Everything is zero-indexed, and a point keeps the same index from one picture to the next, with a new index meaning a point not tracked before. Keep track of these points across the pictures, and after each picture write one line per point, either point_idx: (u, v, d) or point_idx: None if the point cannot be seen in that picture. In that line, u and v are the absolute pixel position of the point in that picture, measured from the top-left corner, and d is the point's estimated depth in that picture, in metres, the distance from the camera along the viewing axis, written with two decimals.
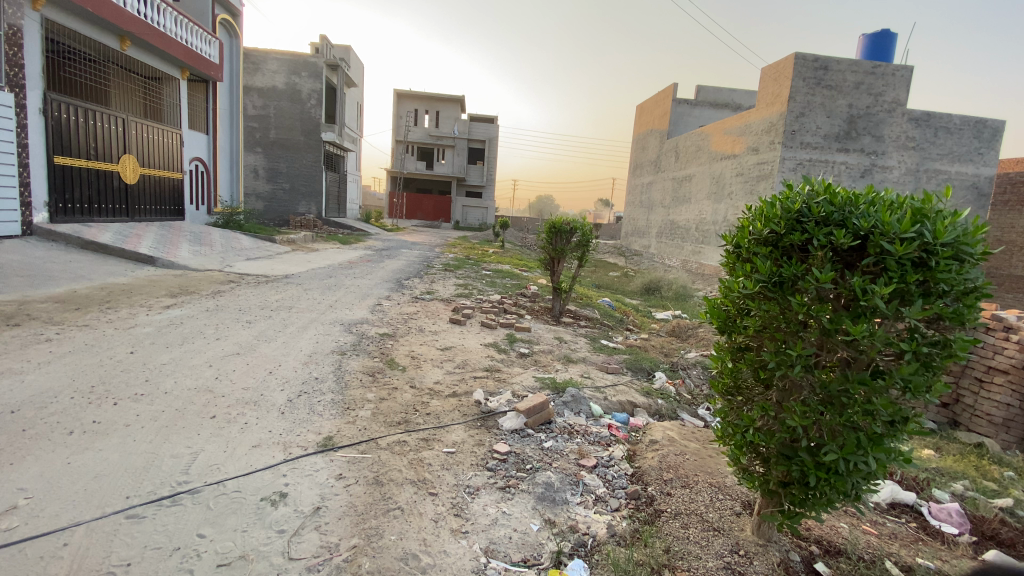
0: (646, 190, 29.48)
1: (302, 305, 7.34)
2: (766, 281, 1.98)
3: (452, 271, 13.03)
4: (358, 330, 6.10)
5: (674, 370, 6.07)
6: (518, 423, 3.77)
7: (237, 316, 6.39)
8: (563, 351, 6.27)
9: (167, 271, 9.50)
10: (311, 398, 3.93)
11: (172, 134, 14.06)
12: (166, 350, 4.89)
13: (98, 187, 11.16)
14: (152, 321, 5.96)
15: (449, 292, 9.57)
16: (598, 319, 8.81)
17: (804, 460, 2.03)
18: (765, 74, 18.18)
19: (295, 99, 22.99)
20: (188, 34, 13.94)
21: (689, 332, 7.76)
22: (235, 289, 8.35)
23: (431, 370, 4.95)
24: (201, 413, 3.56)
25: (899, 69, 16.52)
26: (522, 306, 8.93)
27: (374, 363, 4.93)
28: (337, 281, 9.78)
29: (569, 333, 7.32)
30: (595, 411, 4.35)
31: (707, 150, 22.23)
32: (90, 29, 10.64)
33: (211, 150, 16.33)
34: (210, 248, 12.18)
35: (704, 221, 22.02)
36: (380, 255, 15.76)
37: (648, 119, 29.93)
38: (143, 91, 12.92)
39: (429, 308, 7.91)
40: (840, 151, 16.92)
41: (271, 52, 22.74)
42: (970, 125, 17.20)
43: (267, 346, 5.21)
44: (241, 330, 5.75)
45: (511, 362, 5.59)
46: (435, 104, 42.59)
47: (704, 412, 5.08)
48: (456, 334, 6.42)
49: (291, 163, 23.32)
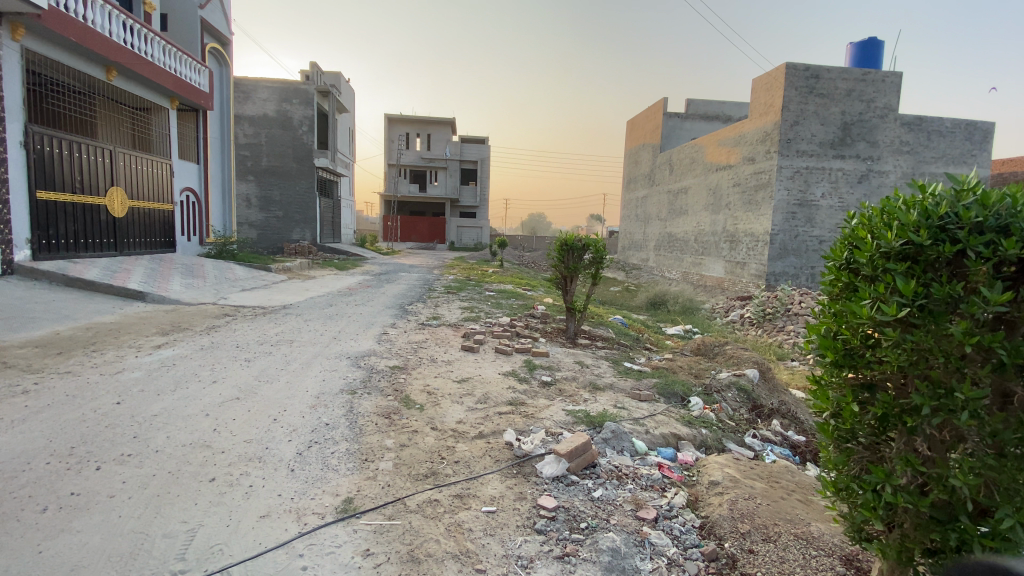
0: (642, 204, 29.37)
1: (303, 338, 6.87)
2: (910, 305, 1.62)
3: (454, 293, 12.62)
4: (366, 364, 5.64)
5: (709, 394, 5.64)
6: (560, 469, 3.32)
7: (234, 354, 5.90)
8: (588, 378, 5.82)
9: (157, 306, 9.02)
10: (324, 450, 3.47)
11: (161, 165, 13.69)
12: (159, 397, 4.42)
13: (83, 221, 10.71)
14: (141, 364, 5.46)
15: (456, 317, 9.13)
16: (614, 339, 8.39)
17: (966, 527, 1.64)
18: (756, 85, 18.19)
19: (286, 126, 22.80)
20: (176, 63, 13.72)
21: (715, 350, 7.36)
22: (231, 323, 7.88)
23: (452, 407, 4.49)
24: (197, 476, 3.10)
25: (887, 76, 16.63)
26: (534, 328, 8.49)
27: (390, 401, 4.47)
28: (337, 310, 9.31)
29: (589, 356, 6.89)
30: (639, 448, 3.91)
31: (701, 162, 22.14)
32: (72, 58, 10.34)
33: (203, 180, 15.97)
34: (203, 280, 11.70)
35: (703, 233, 21.81)
36: (380, 280, 15.33)
37: (639, 134, 30.00)
38: (131, 122, 12.60)
39: (437, 335, 7.46)
40: (835, 158, 16.85)
41: (261, 81, 22.60)
42: (962, 127, 17.21)
43: (269, 388, 4.73)
44: (239, 370, 5.28)
45: (535, 393, 5.13)
46: (426, 127, 42.70)
47: (752, 441, 4.71)
48: (472, 363, 5.96)
49: (284, 190, 23.00)
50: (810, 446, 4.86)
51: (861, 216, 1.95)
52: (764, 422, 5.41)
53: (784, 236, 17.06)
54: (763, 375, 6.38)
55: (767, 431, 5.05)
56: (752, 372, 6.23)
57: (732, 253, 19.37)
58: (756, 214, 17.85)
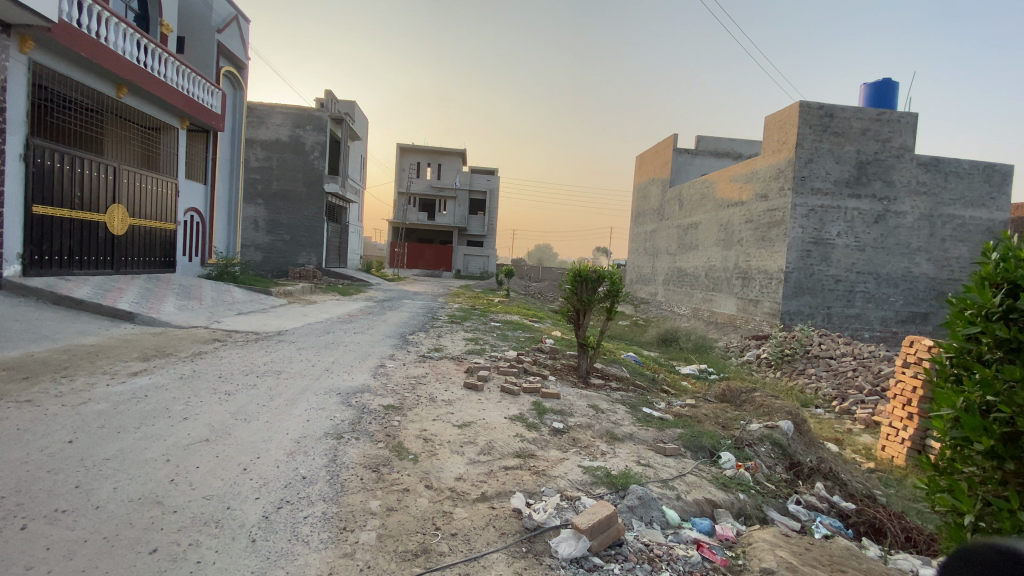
0: (651, 238, 29.00)
1: (294, 369, 6.32)
2: None
3: (458, 324, 12.06)
4: (357, 402, 5.05)
5: (740, 448, 5.05)
6: (579, 550, 2.74)
7: (215, 386, 5.34)
8: (604, 426, 5.20)
9: (146, 329, 8.56)
10: (295, 514, 2.88)
11: (168, 184, 13.52)
12: (117, 437, 3.86)
13: (80, 237, 10.40)
14: (110, 395, 4.90)
15: (460, 349, 8.55)
16: (629, 379, 7.79)
17: None
18: (769, 122, 18.00)
19: (298, 151, 22.86)
20: (190, 84, 13.72)
21: (742, 397, 6.74)
22: (219, 350, 7.37)
23: (452, 459, 3.90)
24: (137, 546, 2.52)
25: (903, 116, 16.37)
26: (542, 364, 7.89)
27: (380, 450, 3.88)
28: (334, 338, 8.77)
29: (603, 399, 6.27)
30: (671, 519, 3.34)
31: (713, 197, 21.84)
32: (83, 75, 10.26)
33: (209, 201, 15.79)
34: (199, 302, 11.28)
35: (714, 268, 21.30)
36: (383, 307, 14.89)
37: (649, 168, 29.92)
38: (140, 140, 12.50)
39: (439, 370, 6.89)
40: (851, 197, 16.45)
41: (276, 106, 22.81)
42: (979, 170, 16.79)
43: (244, 429, 4.16)
44: (216, 405, 4.72)
45: (546, 443, 4.54)
46: (437, 157, 42.96)
47: (797, 509, 4.06)
48: (475, 405, 5.36)
49: (292, 213, 22.87)
50: (863, 515, 4.17)
51: (983, 289, 2.33)
52: (805, 483, 4.75)
53: (799, 274, 16.53)
54: (798, 427, 5.76)
55: (811, 496, 4.38)
56: (786, 424, 5.63)
57: (744, 290, 18.81)
58: (770, 251, 17.37)
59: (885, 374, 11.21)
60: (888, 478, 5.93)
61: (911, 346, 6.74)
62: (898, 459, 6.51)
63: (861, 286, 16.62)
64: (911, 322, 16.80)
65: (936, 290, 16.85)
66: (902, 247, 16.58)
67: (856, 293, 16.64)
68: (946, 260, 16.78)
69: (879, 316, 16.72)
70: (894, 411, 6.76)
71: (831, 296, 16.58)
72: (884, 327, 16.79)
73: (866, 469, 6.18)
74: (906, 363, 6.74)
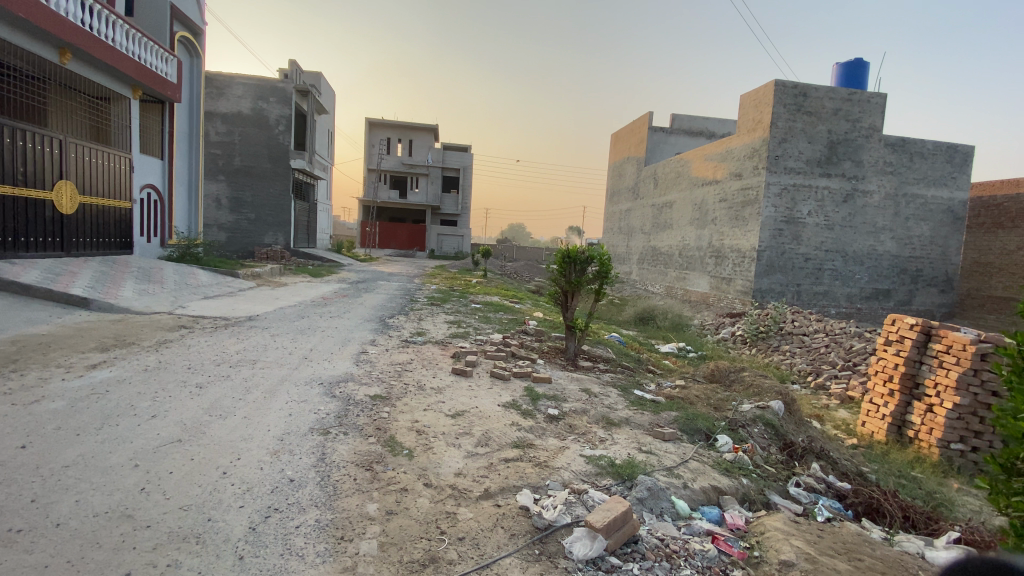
0: (626, 217, 29.01)
1: (270, 357, 5.96)
2: None
3: (438, 306, 11.76)
4: (342, 393, 4.76)
5: (735, 430, 5.02)
6: (595, 550, 2.60)
7: (184, 379, 4.94)
8: (599, 411, 5.08)
9: (103, 316, 7.97)
10: (286, 523, 2.64)
11: (120, 159, 12.54)
12: (77, 440, 3.48)
13: (25, 217, 9.58)
14: (66, 391, 4.47)
15: (443, 333, 8.29)
16: (616, 361, 7.70)
17: None
18: (745, 101, 18.01)
19: (261, 125, 21.67)
20: (142, 50, 12.66)
21: (731, 377, 6.74)
22: (186, 338, 6.91)
23: (449, 453, 3.69)
24: (107, 571, 2.24)
25: (872, 97, 16.61)
26: (529, 347, 7.72)
27: (372, 446, 3.63)
28: (309, 323, 8.37)
29: (594, 382, 6.15)
30: (680, 509, 3.26)
31: (687, 176, 21.88)
32: (20, 37, 9.19)
33: (166, 177, 14.80)
34: (161, 286, 10.62)
35: (688, 247, 21.48)
36: (357, 289, 14.40)
37: (624, 147, 29.76)
38: (88, 110, 11.50)
39: (424, 355, 6.63)
40: (822, 176, 16.68)
41: (236, 77, 21.50)
42: (943, 150, 17.20)
43: (220, 426, 3.84)
44: (187, 400, 4.36)
45: (543, 431, 4.39)
46: (407, 132, 41.62)
47: (797, 492, 4.04)
48: (466, 392, 5.15)
49: (257, 191, 21.81)
50: (860, 494, 4.21)
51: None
52: (799, 464, 4.76)
53: (771, 252, 16.78)
54: (788, 407, 5.78)
55: (809, 477, 4.38)
56: (777, 404, 5.64)
57: (717, 269, 19.05)
58: (743, 230, 17.56)
59: (857, 350, 11.52)
60: (871, 453, 6.04)
61: (893, 324, 6.83)
62: (878, 434, 6.64)
63: (829, 264, 17.02)
64: (875, 298, 17.37)
65: (899, 268, 17.41)
66: (868, 226, 17.01)
67: (824, 271, 17.04)
68: (909, 238, 17.32)
69: (845, 293, 17.22)
70: (875, 387, 6.88)
71: (801, 274, 16.95)
72: (849, 304, 17.33)
73: (849, 445, 6.27)
74: (888, 341, 6.87)
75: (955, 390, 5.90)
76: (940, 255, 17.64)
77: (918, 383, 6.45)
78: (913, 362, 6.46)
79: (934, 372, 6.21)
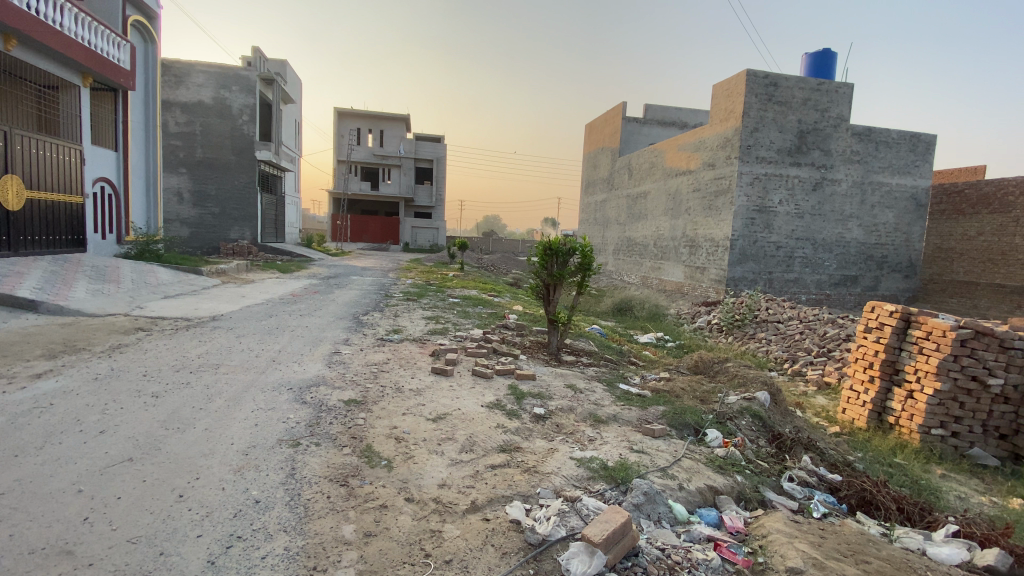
0: (601, 208, 28.97)
1: (235, 361, 5.57)
2: None
3: (414, 301, 11.40)
4: (313, 399, 4.43)
5: (723, 423, 4.92)
6: (595, 568, 2.40)
7: (140, 387, 4.54)
8: (586, 408, 4.89)
9: (51, 319, 7.38)
10: (250, 554, 2.37)
11: (71, 151, 11.72)
12: (12, 463, 3.09)
13: None
14: (4, 405, 4.03)
15: (420, 329, 7.98)
16: (599, 354, 7.55)
17: None
18: (717, 91, 18.06)
19: (223, 114, 20.68)
20: (93, 35, 11.84)
21: (716, 368, 6.66)
22: (143, 341, 6.42)
23: (431, 462, 3.44)
24: None
25: (840, 87, 16.86)
26: (510, 342, 7.49)
27: (348, 458, 3.35)
28: (278, 322, 7.94)
29: (579, 377, 5.97)
30: (678, 514, 3.11)
31: (661, 166, 21.92)
32: None
33: (122, 170, 13.94)
34: (116, 286, 9.97)
35: (663, 237, 21.56)
36: (328, 285, 13.89)
37: (598, 137, 29.66)
38: (36, 100, 10.72)
39: (401, 354, 6.33)
40: (792, 166, 16.90)
41: (195, 64, 20.43)
42: (907, 139, 17.59)
43: (178, 441, 3.49)
44: (141, 411, 3.97)
45: (530, 433, 4.18)
46: (378, 123, 40.57)
47: (791, 487, 3.94)
48: (448, 393, 4.90)
49: (220, 183, 20.86)
50: (852, 487, 4.16)
51: None
52: (789, 456, 4.69)
53: (744, 241, 16.95)
54: (774, 397, 5.72)
55: (801, 471, 4.30)
56: (763, 394, 5.57)
57: (692, 258, 19.16)
58: (716, 220, 17.67)
59: (831, 336, 11.70)
60: (855, 441, 6.07)
61: (872, 311, 6.87)
62: (859, 421, 6.68)
63: (799, 252, 17.30)
64: (843, 285, 17.76)
65: (866, 254, 17.83)
66: (836, 214, 17.35)
67: (795, 259, 17.33)
68: (875, 226, 17.75)
69: (815, 280, 17.56)
70: (855, 374, 6.92)
71: (773, 261, 17.18)
72: (819, 290, 17.69)
73: (833, 433, 6.28)
74: (867, 329, 6.90)
75: (935, 376, 5.98)
76: (904, 241, 18.14)
77: (898, 369, 6.50)
78: (892, 350, 6.50)
79: (914, 358, 6.27)
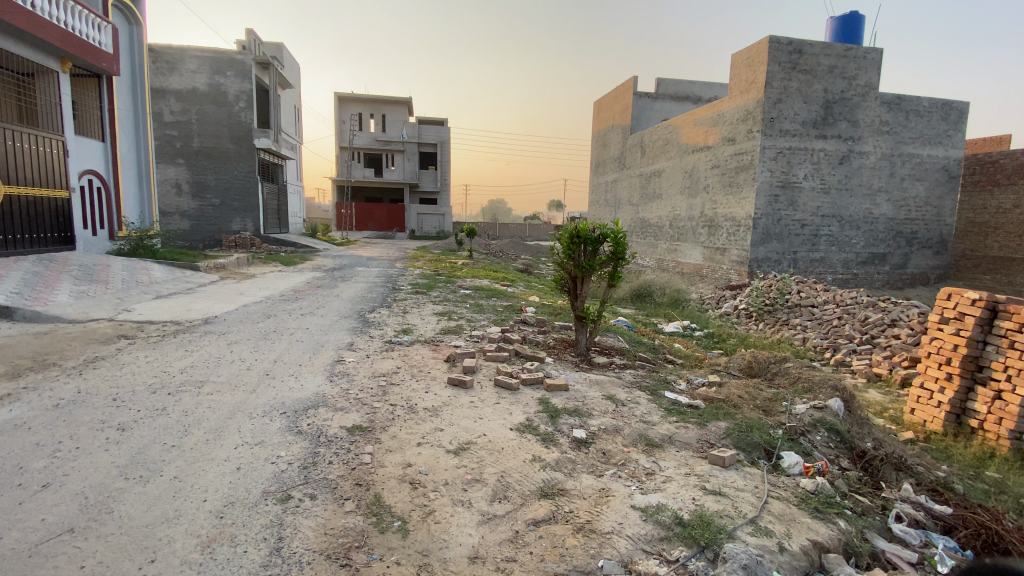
0: (612, 188, 27.87)
1: (223, 375, 4.85)
2: None
3: (423, 294, 10.64)
4: (310, 428, 3.68)
5: (796, 440, 4.13)
6: None
7: (104, 418, 3.80)
8: (635, 428, 4.10)
9: (27, 328, 6.69)
10: None
11: (53, 142, 10.97)
12: None
13: None
14: None
15: (432, 328, 7.21)
16: (631, 352, 6.75)
17: None
18: (737, 59, 16.85)
19: (216, 101, 19.79)
20: (69, 16, 10.97)
21: (772, 370, 5.87)
22: (122, 353, 5.70)
23: (456, 520, 2.69)
24: None
25: (869, 52, 15.62)
26: (531, 341, 6.71)
27: (351, 519, 2.61)
28: (276, 324, 7.22)
29: (616, 384, 5.19)
30: None
31: (675, 143, 20.79)
32: None
33: (110, 161, 13.19)
34: (104, 287, 9.30)
35: (679, 218, 20.56)
36: (332, 278, 13.21)
37: (608, 115, 28.43)
38: (16, 90, 9.99)
39: (412, 361, 5.59)
40: (818, 138, 15.80)
41: (187, 49, 19.50)
42: (939, 106, 16.38)
43: (137, 498, 2.76)
44: (101, 453, 3.24)
45: (575, 466, 3.43)
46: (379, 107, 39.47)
47: (904, 530, 3.17)
48: (470, 413, 4.15)
49: (219, 173, 20.07)
50: (970, 524, 3.40)
51: None
52: (882, 481, 3.92)
53: (767, 220, 15.93)
54: (846, 404, 4.93)
55: (905, 505, 3.52)
56: (836, 402, 4.78)
57: (710, 239, 18.20)
58: (737, 198, 16.65)
59: (874, 322, 10.82)
60: (935, 450, 5.26)
61: (948, 299, 6.03)
62: (932, 424, 5.85)
63: (825, 230, 16.26)
64: (871, 263, 16.70)
65: (895, 230, 16.73)
66: (864, 188, 16.25)
67: (821, 237, 16.29)
68: (905, 200, 16.63)
69: (841, 258, 16.51)
70: (927, 371, 6.09)
71: (798, 240, 16.17)
72: (845, 270, 16.67)
73: (906, 440, 5.46)
74: (942, 320, 6.06)
75: None
76: (936, 215, 16.99)
77: (982, 366, 5.66)
78: (975, 343, 5.66)
79: (1003, 354, 5.41)
